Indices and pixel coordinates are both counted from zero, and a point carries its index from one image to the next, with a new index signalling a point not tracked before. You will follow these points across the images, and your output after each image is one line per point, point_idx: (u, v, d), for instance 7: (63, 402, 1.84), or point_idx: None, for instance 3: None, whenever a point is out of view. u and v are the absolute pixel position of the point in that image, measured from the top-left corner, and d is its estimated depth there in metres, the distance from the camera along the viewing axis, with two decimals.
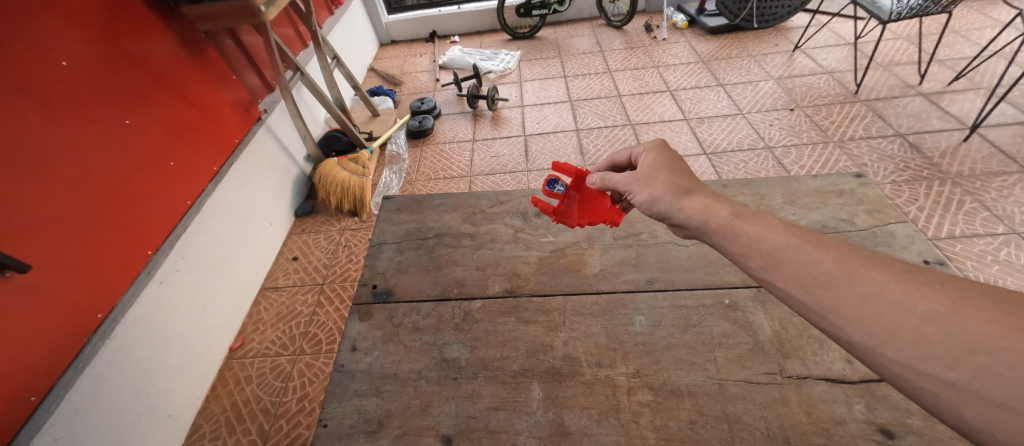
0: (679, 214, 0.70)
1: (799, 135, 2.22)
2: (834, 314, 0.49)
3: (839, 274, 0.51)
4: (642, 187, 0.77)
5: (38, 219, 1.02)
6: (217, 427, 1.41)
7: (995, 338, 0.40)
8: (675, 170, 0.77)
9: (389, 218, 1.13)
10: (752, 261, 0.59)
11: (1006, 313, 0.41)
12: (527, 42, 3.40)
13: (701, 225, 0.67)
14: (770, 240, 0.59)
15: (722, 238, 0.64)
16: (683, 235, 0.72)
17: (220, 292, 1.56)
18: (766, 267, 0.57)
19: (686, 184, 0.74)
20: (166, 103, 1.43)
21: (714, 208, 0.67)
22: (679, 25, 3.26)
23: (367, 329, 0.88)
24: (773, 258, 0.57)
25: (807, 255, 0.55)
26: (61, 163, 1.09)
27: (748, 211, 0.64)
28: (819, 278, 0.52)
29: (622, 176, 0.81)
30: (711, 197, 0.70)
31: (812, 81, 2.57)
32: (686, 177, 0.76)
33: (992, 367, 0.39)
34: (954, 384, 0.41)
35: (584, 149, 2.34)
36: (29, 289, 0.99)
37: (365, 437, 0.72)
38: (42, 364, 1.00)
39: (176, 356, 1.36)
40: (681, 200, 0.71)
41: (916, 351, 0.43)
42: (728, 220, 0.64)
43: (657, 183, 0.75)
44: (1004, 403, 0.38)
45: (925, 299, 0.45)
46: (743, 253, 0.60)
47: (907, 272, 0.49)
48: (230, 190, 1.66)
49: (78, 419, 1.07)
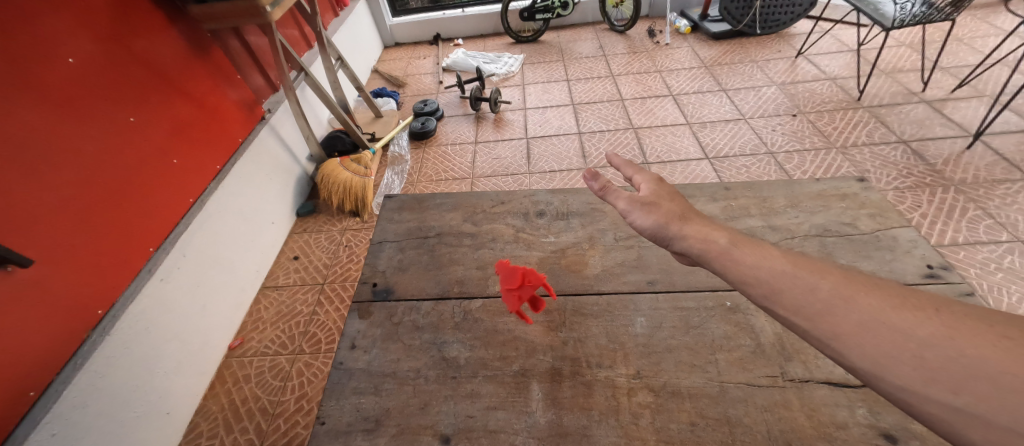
0: (683, 241, 0.67)
1: (802, 141, 2.21)
2: (835, 340, 0.48)
3: (837, 301, 0.50)
4: (643, 211, 0.72)
5: (41, 214, 1.02)
6: (215, 425, 1.41)
7: (995, 362, 0.39)
8: (674, 200, 0.75)
9: (391, 216, 1.12)
10: (752, 287, 0.57)
11: (1002, 335, 0.41)
12: (530, 45, 3.41)
13: (702, 252, 0.64)
14: (768, 267, 0.58)
15: (721, 265, 0.62)
16: (685, 264, 0.69)
17: (219, 291, 1.56)
18: (765, 293, 0.56)
19: (684, 213, 0.72)
20: (171, 102, 1.43)
21: (714, 236, 0.66)
22: (682, 30, 3.27)
23: (366, 327, 0.88)
24: (771, 284, 0.56)
25: (804, 281, 0.54)
26: (65, 159, 1.09)
27: (745, 240, 0.63)
28: (818, 305, 0.51)
29: (625, 194, 0.74)
30: (708, 224, 0.69)
31: (815, 87, 2.57)
32: (684, 206, 0.74)
33: (993, 390, 0.38)
34: (957, 406, 0.40)
35: (585, 152, 2.34)
36: (31, 285, 0.99)
37: (363, 435, 0.72)
38: (40, 360, 1.00)
39: (175, 354, 1.36)
40: (684, 227, 0.68)
41: (917, 376, 0.42)
42: (727, 248, 0.63)
43: (659, 210, 0.72)
44: (1010, 427, 0.36)
45: (923, 324, 0.45)
46: (740, 280, 0.59)
47: (901, 297, 0.49)
48: (232, 190, 1.66)
49: (74, 416, 1.06)
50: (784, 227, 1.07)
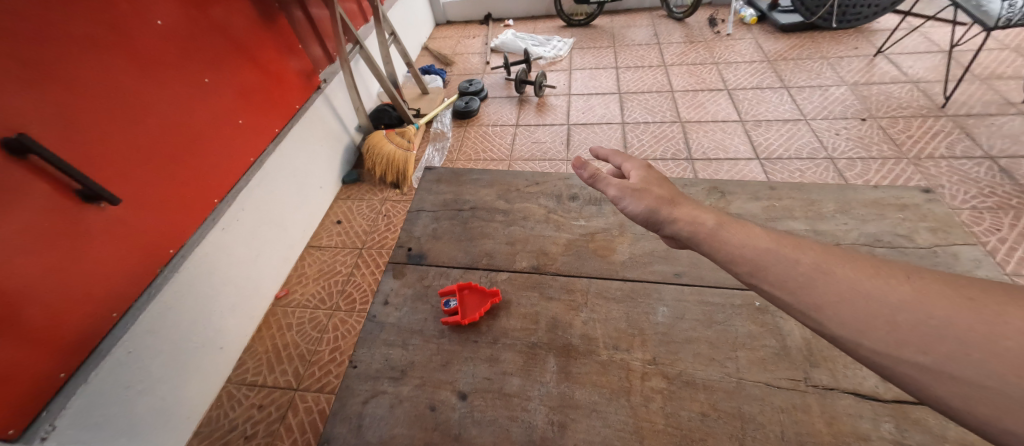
0: (672, 225, 0.66)
1: (869, 148, 2.06)
2: (818, 312, 0.49)
3: (816, 273, 0.51)
4: (633, 196, 0.70)
5: (130, 160, 1.15)
6: (259, 364, 1.55)
7: (960, 322, 0.41)
8: (664, 184, 0.73)
9: (429, 187, 1.17)
10: (739, 267, 0.57)
11: (966, 297, 0.43)
12: (582, 30, 3.33)
13: (691, 236, 0.63)
14: (753, 245, 0.57)
15: (710, 247, 0.61)
16: (674, 246, 0.68)
17: (271, 244, 1.69)
18: (751, 271, 0.55)
19: (674, 195, 0.70)
20: (240, 66, 1.54)
21: (702, 218, 0.64)
22: (747, 21, 3.08)
23: (399, 287, 0.93)
24: (757, 262, 0.55)
25: (786, 257, 0.54)
26: (151, 113, 1.21)
27: (735, 221, 0.62)
28: (799, 279, 0.51)
29: (615, 180, 0.72)
30: (697, 206, 0.67)
31: (891, 90, 2.36)
32: (674, 191, 0.72)
33: (958, 348, 0.40)
34: (931, 368, 0.41)
35: (627, 143, 2.30)
36: (119, 221, 1.13)
37: (389, 382, 0.78)
38: (124, 287, 1.14)
39: (230, 297, 1.50)
40: (672, 210, 0.67)
41: (893, 340, 0.44)
42: (715, 229, 0.62)
43: (649, 194, 0.70)
44: (975, 382, 0.38)
45: (894, 289, 0.46)
46: (728, 260, 0.58)
47: (873, 266, 0.50)
48: (288, 153, 1.78)
49: (147, 339, 1.21)
50: (830, 232, 1.02)
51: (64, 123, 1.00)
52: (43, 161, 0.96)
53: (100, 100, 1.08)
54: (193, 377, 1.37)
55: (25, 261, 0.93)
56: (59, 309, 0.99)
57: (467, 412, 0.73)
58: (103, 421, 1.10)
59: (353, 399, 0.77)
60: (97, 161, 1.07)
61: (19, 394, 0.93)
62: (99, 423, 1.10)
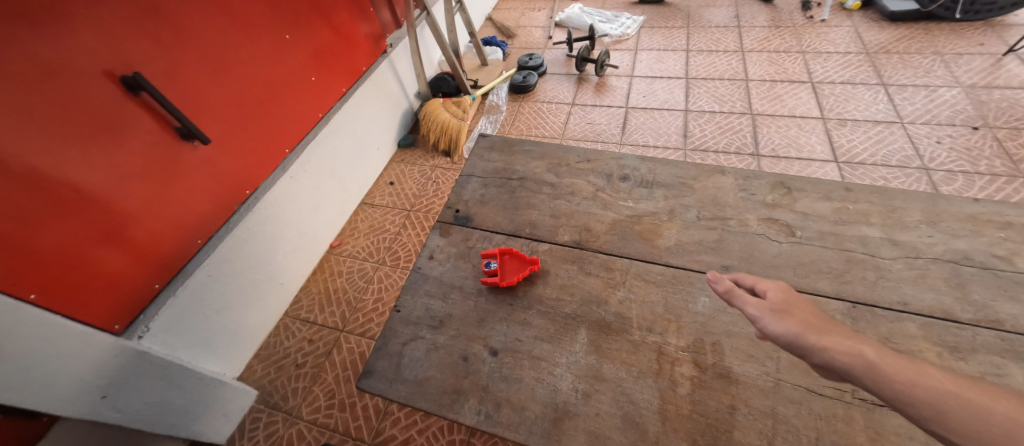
0: (824, 353, 0.60)
1: (976, 163, 1.82)
2: None
3: (1015, 429, 0.45)
4: (775, 318, 0.65)
5: (219, 106, 1.26)
6: (312, 303, 1.69)
7: None
8: (810, 309, 0.67)
9: (482, 154, 1.19)
10: (912, 409, 0.52)
11: None
12: (656, 7, 3.14)
13: (848, 368, 0.57)
14: (927, 386, 0.52)
15: (873, 382, 0.55)
16: (829, 378, 0.61)
17: (330, 196, 1.81)
18: (929, 416, 0.50)
19: (824, 322, 0.64)
20: (318, 26, 1.62)
21: (860, 347, 0.58)
22: (848, 6, 2.74)
23: (444, 245, 0.98)
24: (936, 408, 0.50)
25: (972, 404, 0.48)
26: (240, 64, 1.31)
27: (902, 356, 0.56)
28: (992, 432, 0.46)
29: (751, 299, 0.68)
30: (852, 335, 0.61)
31: (1017, 97, 2.05)
32: (821, 316, 0.66)
33: None
34: None
35: (688, 131, 2.19)
36: (207, 160, 1.25)
37: (429, 329, 0.84)
38: (207, 220, 1.28)
39: (292, 240, 1.63)
40: (823, 337, 0.61)
41: None
42: (876, 361, 0.56)
43: (793, 318, 0.65)
44: None
45: None
46: (897, 399, 0.53)
47: None
48: (352, 112, 1.86)
49: (223, 267, 1.35)
50: (909, 243, 0.84)
51: (169, 66, 1.11)
52: (151, 99, 1.07)
53: (200, 49, 1.19)
54: (257, 307, 1.53)
55: (133, 184, 1.07)
56: (156, 229, 1.13)
57: (496, 367, 0.78)
58: (184, 332, 1.26)
59: (396, 339, 0.84)
60: (193, 103, 1.18)
61: (123, 296, 1.08)
62: (182, 334, 1.26)
